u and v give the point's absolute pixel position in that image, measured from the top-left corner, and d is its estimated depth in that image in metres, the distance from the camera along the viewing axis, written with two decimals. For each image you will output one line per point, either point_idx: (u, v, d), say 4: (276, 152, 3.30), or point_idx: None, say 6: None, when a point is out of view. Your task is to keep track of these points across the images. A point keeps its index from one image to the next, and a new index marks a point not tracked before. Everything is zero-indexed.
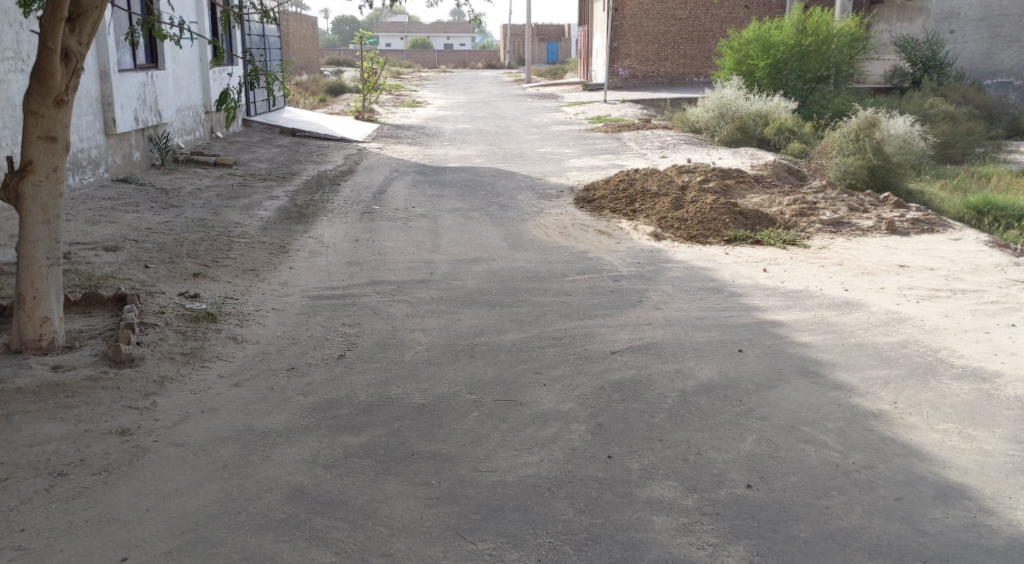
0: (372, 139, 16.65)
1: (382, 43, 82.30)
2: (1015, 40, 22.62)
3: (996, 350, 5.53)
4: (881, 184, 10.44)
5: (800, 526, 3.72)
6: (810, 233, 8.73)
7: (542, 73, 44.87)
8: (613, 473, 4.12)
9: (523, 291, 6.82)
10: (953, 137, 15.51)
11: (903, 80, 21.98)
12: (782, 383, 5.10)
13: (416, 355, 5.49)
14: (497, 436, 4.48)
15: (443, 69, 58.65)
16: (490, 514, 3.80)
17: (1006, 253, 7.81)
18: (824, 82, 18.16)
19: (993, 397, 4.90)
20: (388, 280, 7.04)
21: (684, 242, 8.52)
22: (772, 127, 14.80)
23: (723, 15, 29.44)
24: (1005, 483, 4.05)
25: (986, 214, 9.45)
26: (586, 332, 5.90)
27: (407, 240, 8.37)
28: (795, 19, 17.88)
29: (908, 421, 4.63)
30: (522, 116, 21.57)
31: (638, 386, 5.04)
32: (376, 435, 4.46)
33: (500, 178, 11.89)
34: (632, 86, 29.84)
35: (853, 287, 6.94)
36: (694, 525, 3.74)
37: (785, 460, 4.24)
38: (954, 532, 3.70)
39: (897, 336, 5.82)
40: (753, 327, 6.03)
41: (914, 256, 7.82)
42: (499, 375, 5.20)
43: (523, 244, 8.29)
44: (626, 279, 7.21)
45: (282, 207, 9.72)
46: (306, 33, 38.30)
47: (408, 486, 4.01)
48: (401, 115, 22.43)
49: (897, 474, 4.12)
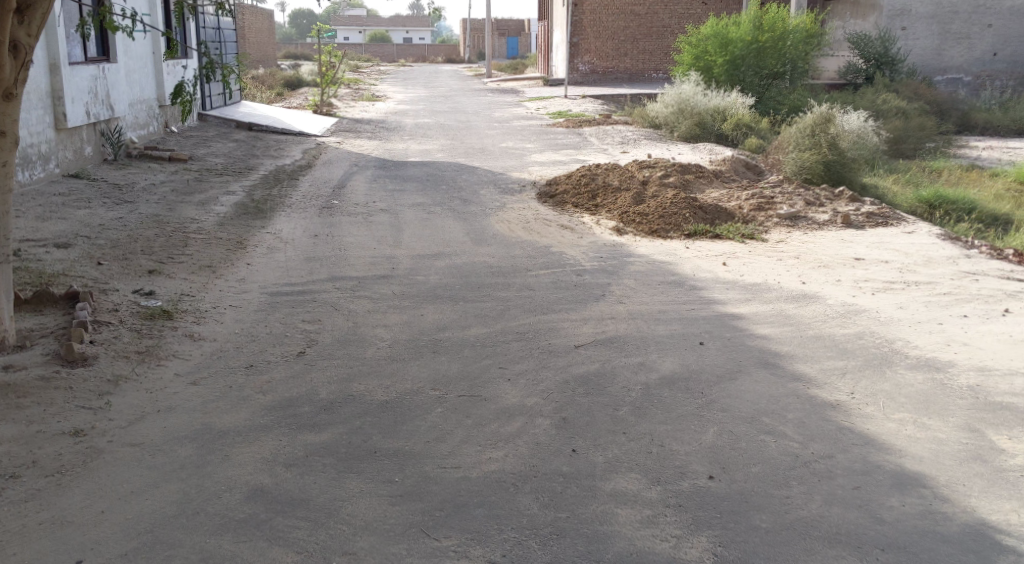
0: (331, 134, 16.47)
1: (340, 37, 81.87)
2: (964, 37, 23.11)
3: (949, 340, 5.64)
4: (836, 179, 10.62)
5: (761, 516, 3.76)
6: (768, 227, 8.85)
7: (502, 69, 44.70)
8: (579, 467, 4.13)
9: (485, 286, 6.79)
10: (906, 132, 15.81)
11: (856, 75, 22.43)
12: (742, 374, 5.16)
13: (378, 351, 5.44)
14: (461, 431, 4.47)
15: (402, 64, 58.34)
16: (456, 511, 3.78)
17: (958, 246, 7.98)
18: (780, 77, 18.44)
19: (948, 387, 4.99)
20: (348, 276, 6.95)
21: (645, 236, 8.57)
22: (730, 123, 15.00)
23: (681, 11, 29.73)
24: (959, 471, 4.13)
25: (937, 207, 9.66)
26: (549, 327, 5.89)
27: (368, 235, 8.30)
28: (751, 16, 18.03)
29: (865, 411, 4.71)
30: (483, 111, 21.44)
31: (601, 380, 5.05)
32: (339, 432, 4.41)
33: (461, 173, 11.83)
34: (592, 81, 30.00)
35: (810, 280, 7.05)
36: (658, 517, 3.76)
37: (746, 451, 4.28)
38: (910, 519, 3.75)
39: (853, 327, 5.92)
40: (713, 320, 6.09)
41: (868, 249, 7.96)
42: (464, 370, 5.18)
43: (486, 239, 8.25)
44: (589, 272, 7.23)
45: (239, 202, 9.57)
46: (262, 27, 37.84)
47: (371, 484, 3.97)
48: (362, 109, 21.99)
49: (855, 463, 4.18)
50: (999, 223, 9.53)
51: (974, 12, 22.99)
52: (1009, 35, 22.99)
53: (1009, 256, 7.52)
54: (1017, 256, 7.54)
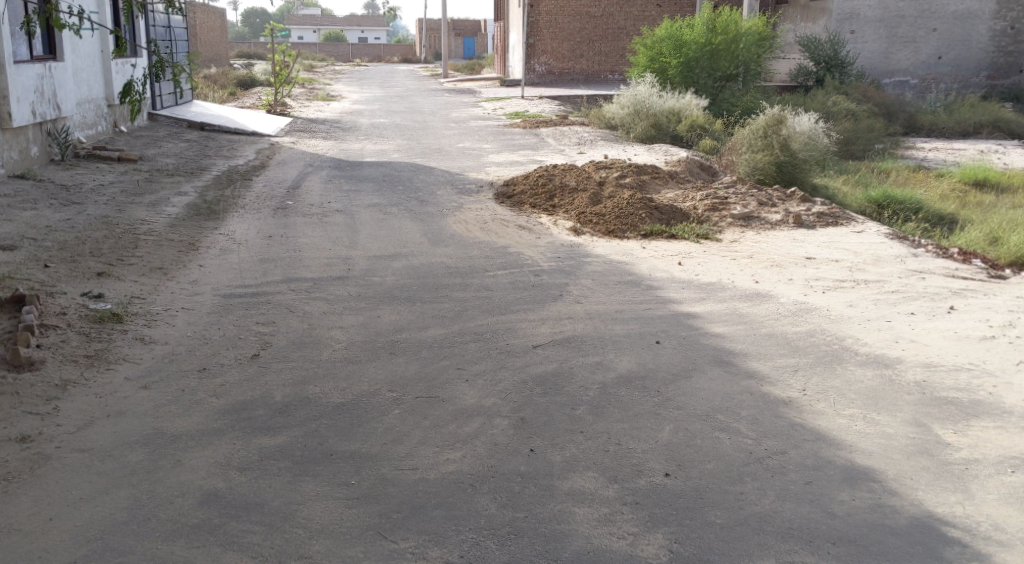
0: (285, 134, 16.28)
1: (294, 37, 81.04)
2: (910, 41, 23.65)
3: (898, 337, 5.77)
4: (789, 179, 10.81)
5: (716, 512, 3.81)
6: (722, 227, 8.96)
7: (458, 69, 44.64)
8: (536, 466, 4.14)
9: (443, 286, 6.77)
10: (855, 133, 16.13)
11: (807, 78, 22.84)
12: (698, 372, 5.22)
13: (334, 353, 5.39)
14: (419, 432, 4.45)
15: (357, 63, 57.92)
16: (413, 512, 3.76)
17: (905, 244, 8.17)
18: (733, 79, 18.70)
19: (896, 383, 5.10)
20: (303, 277, 6.89)
21: (603, 236, 8.62)
22: (684, 124, 15.18)
23: (636, 13, 29.98)
24: (907, 465, 4.22)
25: (886, 207, 9.88)
26: (507, 327, 5.90)
27: (324, 236, 8.23)
28: (705, 18, 18.23)
29: (817, 407, 4.79)
30: (439, 111, 21.38)
31: (559, 379, 5.07)
32: (294, 435, 4.37)
33: (418, 173, 11.79)
34: (549, 82, 30.11)
35: (763, 279, 7.15)
36: (615, 514, 3.78)
37: (701, 448, 4.33)
38: (861, 513, 3.83)
39: (805, 325, 6.02)
40: (668, 319, 6.15)
41: (818, 249, 8.11)
42: (421, 372, 5.16)
43: (443, 240, 8.22)
44: (547, 272, 7.25)
45: (191, 203, 9.42)
46: (214, 25, 37.29)
47: (327, 487, 3.93)
48: (316, 109, 21.80)
49: (807, 459, 4.25)
50: (944, 222, 9.73)
51: (920, 17, 23.52)
52: (952, 40, 23.60)
53: (953, 255, 7.72)
54: (962, 254, 7.75)
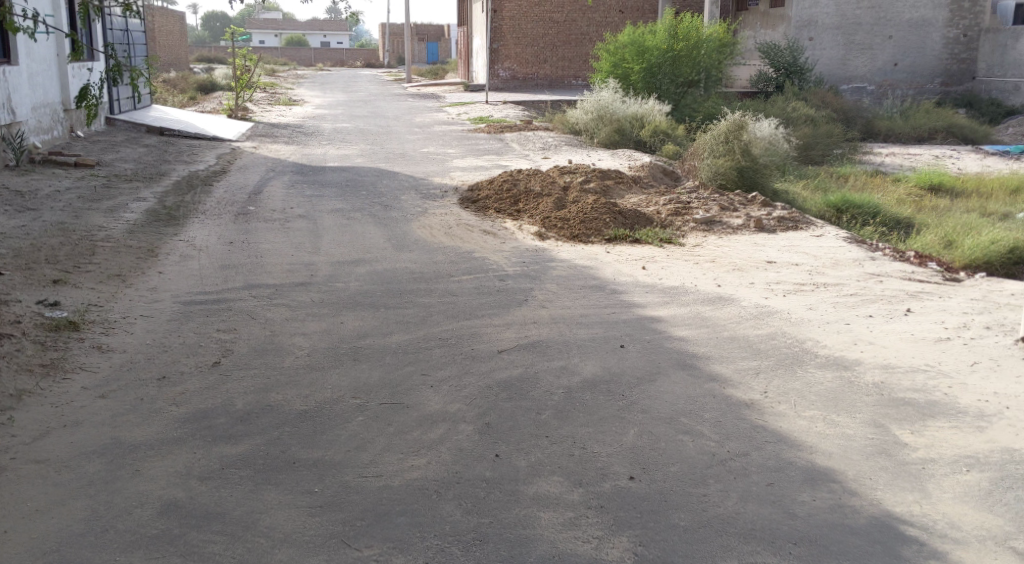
0: (247, 138, 16.11)
1: (256, 41, 80.35)
2: (867, 48, 24.09)
3: (856, 339, 5.87)
4: (749, 184, 10.94)
5: (680, 515, 3.83)
6: (685, 231, 9.04)
7: (422, 74, 44.56)
8: (501, 472, 4.13)
9: (407, 292, 6.75)
10: (814, 139, 16.38)
11: (767, 84, 23.17)
12: (662, 375, 5.26)
13: (296, 360, 5.34)
14: (383, 439, 4.42)
15: (320, 68, 57.56)
16: (378, 520, 3.74)
17: (863, 248, 8.31)
18: (695, 85, 18.92)
19: (855, 384, 5.18)
20: (265, 283, 6.82)
21: (567, 241, 8.64)
22: (647, 130, 15.31)
23: (599, 19, 30.19)
24: (866, 465, 4.29)
25: (845, 211, 10.04)
26: (472, 332, 5.89)
27: (286, 242, 8.15)
28: (666, 25, 18.45)
29: (778, 409, 4.85)
30: (403, 116, 21.30)
31: (525, 384, 5.08)
32: (255, 444, 4.31)
33: (381, 178, 11.74)
34: (512, 87, 30.17)
35: (725, 283, 7.23)
36: (580, 518, 3.79)
37: (665, 451, 4.36)
38: (822, 513, 3.87)
39: (766, 328, 6.10)
40: (633, 323, 6.19)
41: (779, 253, 8.21)
42: (385, 378, 5.13)
43: (407, 245, 8.19)
44: (512, 277, 7.26)
45: (150, 209, 9.28)
46: (173, 29, 36.81)
47: (290, 496, 3.88)
48: (278, 114, 21.62)
49: (769, 461, 4.30)
50: (901, 226, 9.89)
51: (877, 24, 23.97)
52: (907, 47, 24.10)
53: (910, 259, 7.87)
54: (918, 258, 7.90)
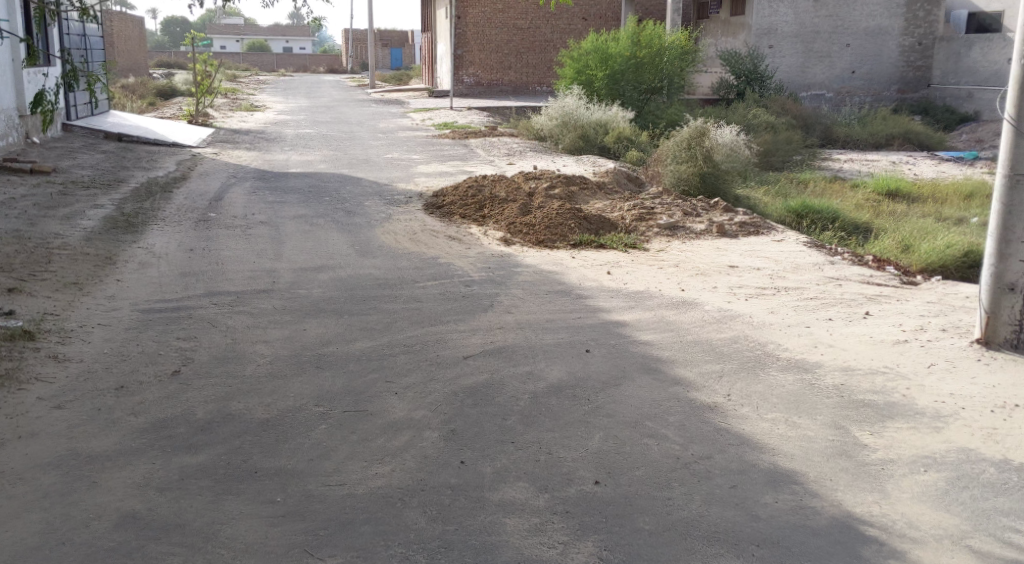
0: (208, 144, 15.92)
1: (217, 46, 79.51)
2: (825, 56, 24.50)
3: (817, 342, 5.95)
4: (712, 190, 11.04)
5: (645, 518, 3.85)
6: (649, 236, 9.11)
7: (386, 80, 44.42)
8: (466, 478, 4.12)
9: (371, 298, 6.72)
10: (775, 145, 16.60)
11: (728, 91, 23.43)
12: (627, 380, 5.28)
13: (258, 368, 5.28)
14: (347, 447, 4.38)
15: (283, 73, 57.11)
16: (341, 528, 3.70)
17: (823, 253, 8.43)
18: (658, 92, 19.11)
19: (815, 387, 5.25)
20: (227, 291, 6.73)
21: (532, 247, 8.65)
22: (611, 136, 15.41)
23: (562, 25, 30.36)
24: (827, 466, 4.34)
25: (805, 217, 10.18)
26: (437, 339, 5.87)
27: (248, 248, 8.06)
28: (630, 32, 18.66)
29: (741, 412, 4.90)
30: (367, 122, 21.21)
31: (490, 389, 5.07)
32: (216, 453, 4.25)
33: (345, 184, 11.67)
34: (477, 93, 30.17)
35: (689, 287, 7.28)
36: (545, 524, 3.79)
37: (630, 455, 4.38)
38: (784, 515, 3.91)
39: (729, 332, 6.16)
40: (598, 327, 6.21)
41: (741, 257, 8.30)
42: (349, 385, 5.08)
43: (372, 251, 8.13)
44: (477, 283, 7.25)
45: (109, 216, 9.13)
46: (132, 34, 36.32)
47: (251, 505, 3.83)
48: (240, 120, 21.40)
49: (732, 463, 4.34)
50: (860, 231, 10.03)
51: (834, 32, 24.39)
52: (865, 55, 24.54)
53: (868, 263, 8.00)
54: (876, 262, 8.03)
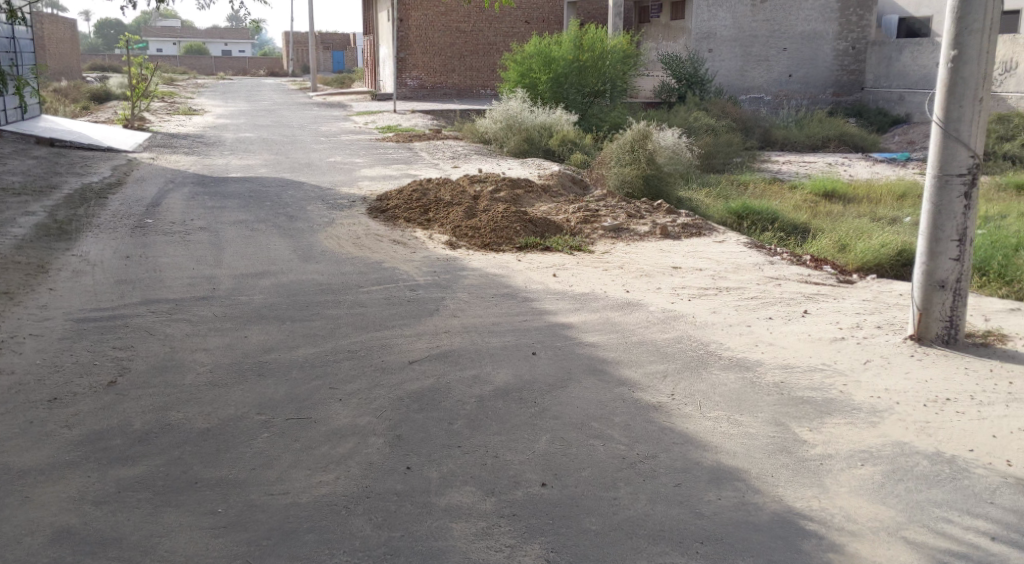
0: (144, 149, 15.55)
1: (153, 49, 77.78)
2: (763, 60, 25.01)
3: (758, 341, 6.06)
4: (654, 192, 11.17)
5: (591, 519, 3.87)
6: (594, 238, 9.17)
7: (328, 83, 43.98)
8: (412, 484, 4.09)
9: (314, 304, 6.63)
10: (716, 147, 16.86)
11: (670, 94, 23.80)
12: (573, 382, 5.30)
13: (198, 377, 5.17)
14: (290, 455, 4.32)
15: (222, 77, 56.08)
16: (285, 538, 3.65)
17: (763, 253, 8.58)
18: (602, 95, 19.28)
19: (757, 385, 5.34)
20: (165, 298, 6.59)
21: (478, 250, 8.65)
22: (556, 139, 15.49)
23: (506, 29, 30.48)
24: (768, 462, 4.43)
25: (745, 218, 10.37)
26: (382, 344, 5.83)
27: (187, 255, 7.89)
28: (572, 35, 18.80)
29: (685, 411, 4.96)
30: (308, 125, 20.97)
31: (436, 394, 5.04)
32: (155, 464, 4.15)
33: (286, 188, 11.52)
34: (420, 97, 30.03)
35: (634, 288, 7.36)
36: (492, 528, 3.78)
37: (576, 456, 4.40)
38: (727, 511, 3.97)
39: (673, 332, 6.23)
40: (544, 330, 6.23)
41: (684, 258, 8.42)
42: (291, 393, 5.01)
43: (314, 256, 8.03)
44: (422, 287, 7.21)
45: (40, 223, 8.85)
46: (63, 36, 35.33)
47: (192, 517, 3.75)
48: (178, 124, 21.00)
49: (676, 462, 4.39)
50: (798, 231, 10.24)
51: (772, 36, 24.90)
52: (801, 59, 25.11)
53: (806, 262, 8.18)
54: (814, 261, 8.22)
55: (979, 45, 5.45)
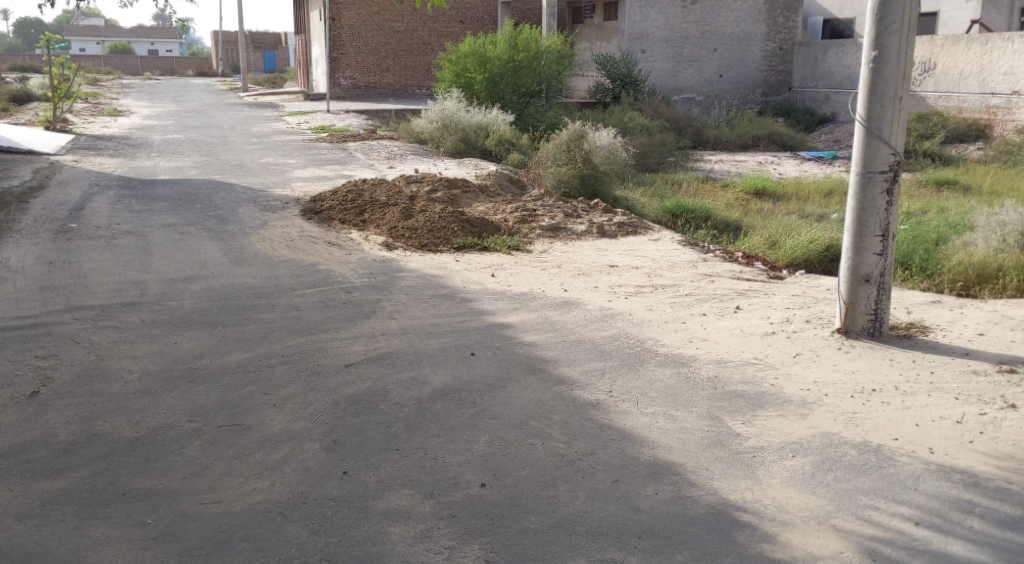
0: (67, 152, 15.06)
1: (75, 48, 75.41)
2: (694, 60, 25.41)
3: (692, 337, 6.16)
4: (591, 191, 11.25)
5: (530, 518, 3.88)
6: (531, 238, 9.20)
7: (259, 83, 43.26)
8: (350, 489, 4.04)
9: (247, 308, 6.50)
10: (651, 147, 17.08)
11: (605, 94, 23.96)
12: (512, 381, 5.31)
13: (126, 385, 5.02)
14: (222, 463, 4.23)
15: (148, 77, 54.64)
16: (218, 547, 3.57)
17: (696, 251, 8.74)
18: (537, 95, 19.35)
19: (692, 380, 5.43)
20: (90, 305, 6.38)
21: (415, 250, 8.61)
22: (492, 139, 15.51)
23: (439, 28, 30.44)
24: (703, 456, 4.50)
25: (680, 216, 10.53)
26: (318, 347, 5.75)
27: (114, 260, 7.66)
28: (507, 36, 18.83)
29: (622, 408, 5.01)
30: (239, 126, 20.56)
31: (373, 398, 4.99)
32: (81, 476, 4.02)
33: (217, 190, 11.27)
34: (354, 97, 29.71)
35: (571, 287, 7.41)
36: (431, 530, 3.76)
37: (515, 455, 4.41)
38: (664, 506, 4.02)
39: (610, 330, 6.29)
40: (482, 330, 6.23)
41: (620, 257, 8.51)
42: (223, 399, 4.90)
43: (246, 259, 7.88)
44: (358, 289, 7.13)
45: None
46: None
47: (120, 529, 3.64)
48: (103, 125, 20.40)
49: (614, 458, 4.43)
50: (731, 228, 10.43)
51: (702, 37, 25.33)
52: (730, 59, 25.62)
53: (738, 259, 8.36)
54: (745, 258, 8.40)
55: (897, 46, 5.62)
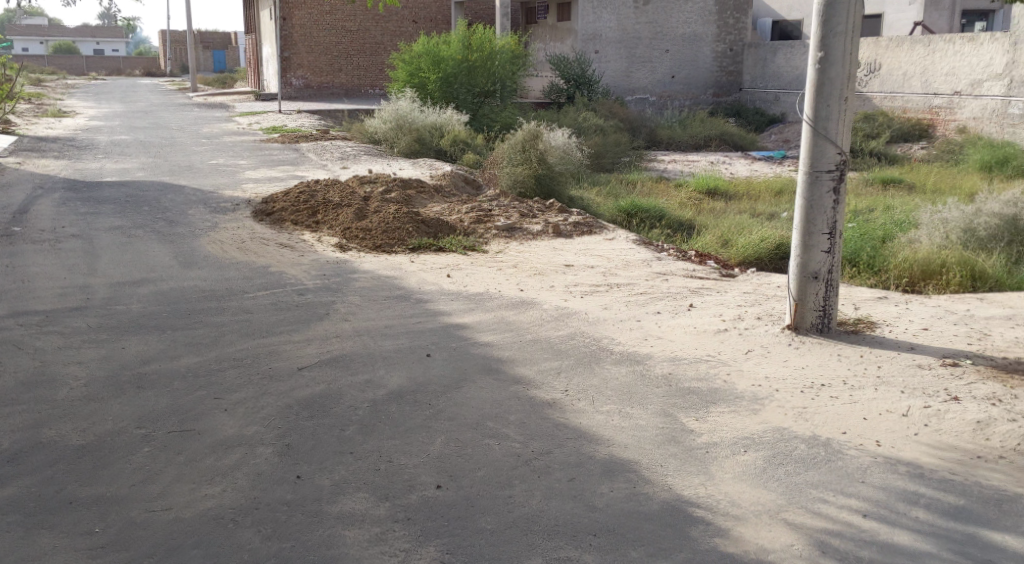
0: (9, 153, 14.65)
1: (17, 47, 73.44)
2: (647, 61, 25.63)
3: (647, 335, 6.21)
4: (546, 191, 11.26)
5: (486, 518, 3.88)
6: (487, 238, 9.20)
7: (209, 83, 42.58)
8: (303, 493, 4.00)
9: (198, 311, 6.39)
10: (605, 147, 17.19)
11: (559, 94, 24.16)
12: (467, 382, 5.30)
13: (72, 392, 4.90)
14: (173, 469, 4.15)
15: (94, 77, 53.43)
16: (169, 554, 3.50)
17: (650, 250, 8.81)
18: (491, 95, 19.35)
19: (647, 377, 5.48)
20: (34, 310, 6.22)
21: (370, 251, 8.55)
22: (447, 139, 15.47)
23: (392, 28, 30.30)
24: (657, 452, 4.55)
25: (634, 216, 10.60)
26: (270, 350, 5.67)
27: (58, 264, 7.48)
28: (460, 36, 18.81)
29: (578, 406, 5.03)
30: (188, 127, 20.20)
31: (326, 401, 4.94)
32: (25, 485, 3.92)
33: (166, 192, 11.06)
34: (307, 96, 29.39)
35: (527, 287, 7.42)
36: (386, 533, 3.74)
37: (471, 456, 4.41)
38: (619, 503, 4.05)
39: (566, 329, 6.32)
40: (438, 330, 6.21)
41: (575, 256, 8.55)
42: (173, 405, 4.81)
43: (196, 262, 7.74)
44: (311, 291, 7.06)
45: None
46: None
47: (66, 538, 3.55)
48: (46, 126, 19.89)
49: (570, 456, 4.45)
50: (684, 228, 10.54)
51: (655, 38, 25.55)
52: (682, 60, 25.91)
53: (691, 258, 8.45)
54: (698, 257, 8.50)
55: (843, 48, 5.73)
